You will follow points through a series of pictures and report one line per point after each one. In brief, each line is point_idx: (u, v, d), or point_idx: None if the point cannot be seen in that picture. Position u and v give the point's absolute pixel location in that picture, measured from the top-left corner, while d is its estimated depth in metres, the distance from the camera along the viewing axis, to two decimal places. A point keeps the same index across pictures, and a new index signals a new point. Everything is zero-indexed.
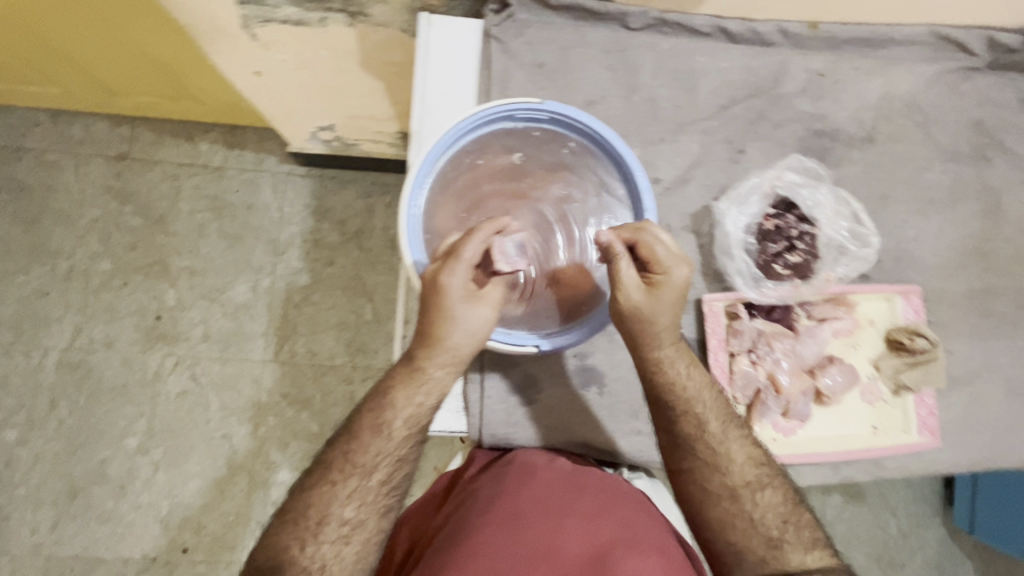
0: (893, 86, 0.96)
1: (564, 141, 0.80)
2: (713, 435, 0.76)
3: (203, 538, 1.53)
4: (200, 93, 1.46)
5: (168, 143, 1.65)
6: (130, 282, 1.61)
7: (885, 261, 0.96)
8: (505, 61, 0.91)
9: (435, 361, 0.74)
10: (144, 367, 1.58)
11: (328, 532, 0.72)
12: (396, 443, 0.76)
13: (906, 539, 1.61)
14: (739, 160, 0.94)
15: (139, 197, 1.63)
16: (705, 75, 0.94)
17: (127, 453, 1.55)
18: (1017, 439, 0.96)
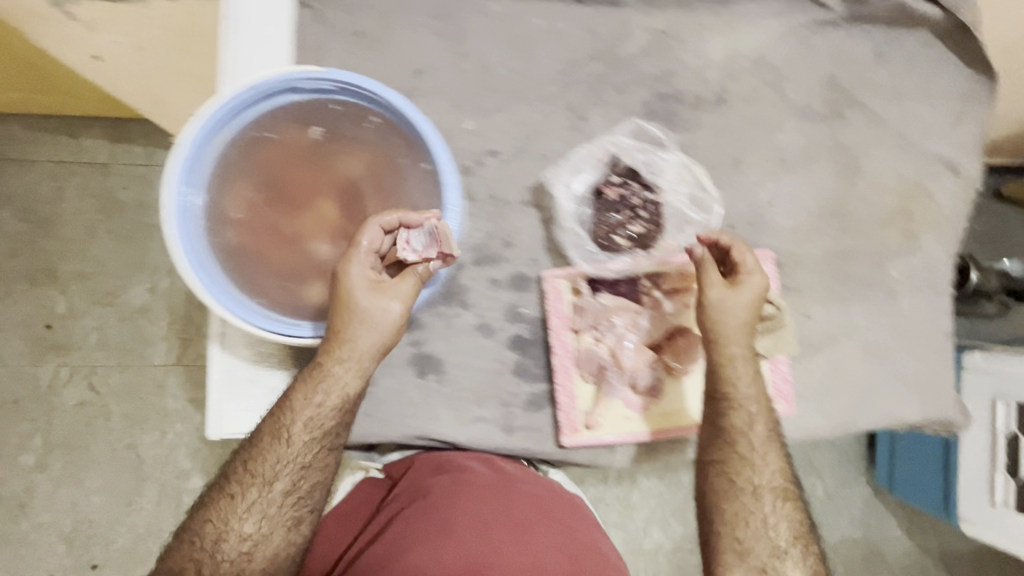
0: (739, 44, 0.93)
1: (363, 115, 0.73)
2: (756, 437, 0.77)
3: (112, 554, 1.46)
4: (74, 90, 1.30)
5: (46, 140, 1.49)
6: (12, 292, 1.46)
7: (738, 227, 0.93)
8: (319, 30, 0.83)
9: (337, 358, 0.68)
10: (35, 379, 1.46)
11: (225, 551, 0.67)
12: (299, 449, 0.69)
13: (832, 501, 1.49)
14: (582, 127, 0.88)
15: (18, 199, 1.48)
16: (541, 38, 0.89)
17: (22, 472, 1.44)
18: (873, 401, 0.96)
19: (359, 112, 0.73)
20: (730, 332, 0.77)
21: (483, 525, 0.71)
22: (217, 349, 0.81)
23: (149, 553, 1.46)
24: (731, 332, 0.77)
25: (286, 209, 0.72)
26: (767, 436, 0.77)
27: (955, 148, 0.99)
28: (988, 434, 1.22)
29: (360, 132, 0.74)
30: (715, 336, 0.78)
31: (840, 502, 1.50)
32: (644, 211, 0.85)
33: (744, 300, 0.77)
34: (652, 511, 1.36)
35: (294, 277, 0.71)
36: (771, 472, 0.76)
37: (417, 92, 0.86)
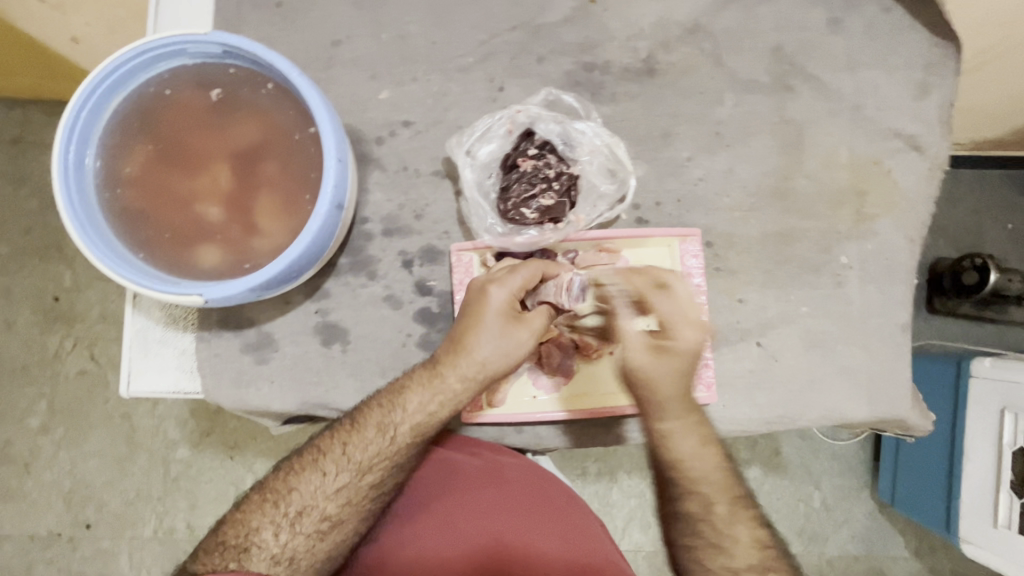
0: (672, 12, 0.89)
1: (255, 78, 0.73)
2: (720, 517, 0.70)
3: (104, 515, 1.54)
4: (73, 75, 1.37)
5: (58, 125, 1.57)
6: (25, 265, 1.56)
7: (665, 204, 0.88)
8: (239, 4, 0.86)
9: (457, 372, 0.73)
10: (43, 347, 1.55)
11: (304, 524, 0.72)
12: (397, 447, 0.73)
13: (829, 514, 1.39)
14: (498, 99, 0.87)
15: (32, 179, 1.56)
16: (461, 6, 0.87)
17: (29, 433, 1.55)
18: (816, 394, 0.88)
19: (255, 77, 0.73)
20: (660, 398, 0.72)
21: (490, 518, 0.79)
22: (129, 311, 0.83)
23: (137, 517, 1.54)
24: (664, 399, 0.71)
25: (177, 171, 0.73)
26: (732, 511, 0.71)
27: (919, 123, 0.90)
28: (994, 448, 1.11)
29: (253, 95, 0.73)
30: (643, 400, 0.73)
31: (835, 515, 1.39)
32: (558, 183, 0.82)
33: (673, 364, 0.72)
34: (631, 510, 1.34)
35: (180, 238, 0.72)
36: (745, 549, 0.69)
37: (334, 62, 0.86)
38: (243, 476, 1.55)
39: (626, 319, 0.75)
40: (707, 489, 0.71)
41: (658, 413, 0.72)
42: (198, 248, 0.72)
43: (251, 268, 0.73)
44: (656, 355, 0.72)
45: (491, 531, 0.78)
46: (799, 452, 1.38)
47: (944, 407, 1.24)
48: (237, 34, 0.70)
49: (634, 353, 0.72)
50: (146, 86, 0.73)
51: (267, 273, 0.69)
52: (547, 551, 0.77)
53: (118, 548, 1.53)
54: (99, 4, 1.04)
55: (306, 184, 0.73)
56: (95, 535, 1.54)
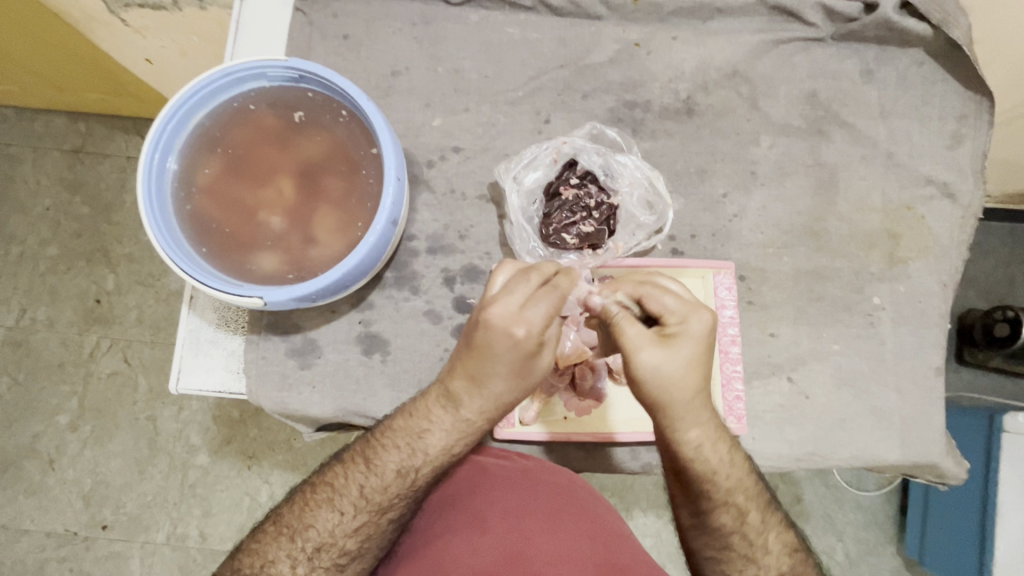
0: (711, 57, 0.94)
1: (327, 104, 0.79)
2: (752, 527, 0.71)
3: (121, 516, 1.56)
4: (138, 91, 1.47)
5: (119, 138, 1.68)
6: (74, 267, 1.64)
7: (701, 237, 0.91)
8: (309, 33, 0.93)
9: (476, 412, 0.67)
10: (80, 346, 1.62)
11: (323, 558, 0.72)
12: (420, 488, 0.72)
13: (852, 567, 1.34)
14: (544, 130, 0.92)
15: (88, 187, 1.67)
16: (513, 45, 0.94)
17: (58, 429, 1.59)
18: (846, 434, 0.88)
19: (329, 103, 0.79)
20: (679, 409, 0.65)
21: (520, 521, 0.76)
22: (185, 311, 0.87)
23: (153, 520, 1.56)
24: (686, 405, 0.65)
25: (247, 182, 0.78)
26: (763, 520, 0.72)
27: (951, 171, 0.93)
28: None
29: (327, 119, 0.79)
30: (664, 409, 0.65)
31: (861, 569, 1.35)
32: (598, 212, 0.86)
33: (693, 343, 0.64)
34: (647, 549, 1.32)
35: (240, 243, 0.77)
36: (775, 558, 0.72)
37: (392, 90, 0.93)
38: (261, 486, 1.57)
39: (626, 321, 0.66)
40: (740, 499, 0.70)
41: (677, 427, 0.66)
42: (258, 252, 0.77)
43: (294, 277, 0.77)
44: (669, 349, 0.64)
45: (519, 533, 0.75)
46: (822, 500, 1.35)
47: (976, 461, 1.21)
48: (321, 65, 0.76)
49: (649, 355, 0.63)
50: (231, 102, 0.79)
51: (319, 282, 0.74)
52: (574, 557, 0.72)
53: (131, 551, 1.55)
54: (177, 30, 1.12)
55: (365, 200, 0.78)
56: (110, 536, 1.55)
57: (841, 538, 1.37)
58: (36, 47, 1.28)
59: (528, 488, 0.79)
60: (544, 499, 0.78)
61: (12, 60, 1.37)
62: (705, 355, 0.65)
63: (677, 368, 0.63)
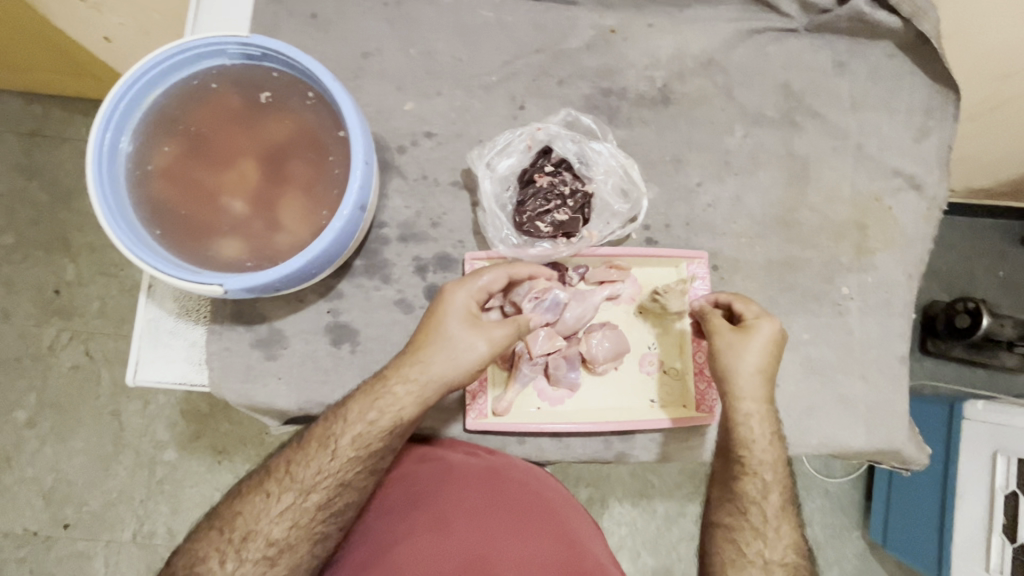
0: (688, 45, 0.93)
1: (293, 84, 0.76)
2: (771, 504, 0.76)
3: (84, 515, 1.51)
4: (99, 73, 1.42)
5: (78, 121, 1.61)
6: (31, 256, 1.57)
7: (674, 226, 0.91)
8: (274, 10, 0.90)
9: (401, 377, 0.74)
10: (39, 339, 1.55)
11: (250, 550, 0.72)
12: (341, 462, 0.73)
13: (820, 552, 1.38)
14: (518, 116, 0.90)
15: (46, 172, 1.59)
16: (488, 29, 0.92)
17: (15, 426, 1.53)
18: (815, 422, 0.90)
19: (295, 84, 0.76)
20: (740, 381, 0.77)
21: (482, 523, 0.76)
22: (144, 300, 0.83)
23: (118, 518, 1.51)
24: (744, 380, 0.77)
25: (208, 165, 0.75)
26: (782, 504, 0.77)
27: (918, 164, 0.95)
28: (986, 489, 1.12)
29: (294, 101, 0.76)
30: (724, 382, 0.79)
31: (828, 553, 1.38)
32: (572, 200, 0.85)
33: (757, 341, 0.77)
34: (622, 538, 1.33)
35: (198, 228, 0.74)
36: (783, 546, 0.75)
37: (363, 73, 0.90)
38: (231, 482, 1.54)
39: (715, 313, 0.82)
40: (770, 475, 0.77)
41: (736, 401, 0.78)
42: (218, 238, 0.74)
43: (252, 266, 0.74)
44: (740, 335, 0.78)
45: (481, 536, 0.75)
46: None
47: (937, 448, 1.25)
48: (289, 44, 0.73)
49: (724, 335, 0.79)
50: (191, 80, 0.75)
51: (281, 270, 0.71)
52: (535, 559, 0.73)
53: (94, 550, 1.50)
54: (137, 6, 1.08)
55: (332, 186, 0.75)
56: (72, 536, 1.50)
57: (810, 524, 1.40)
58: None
59: (494, 488, 0.78)
60: (509, 500, 0.78)
61: None
62: (771, 354, 0.78)
63: (744, 352, 0.77)
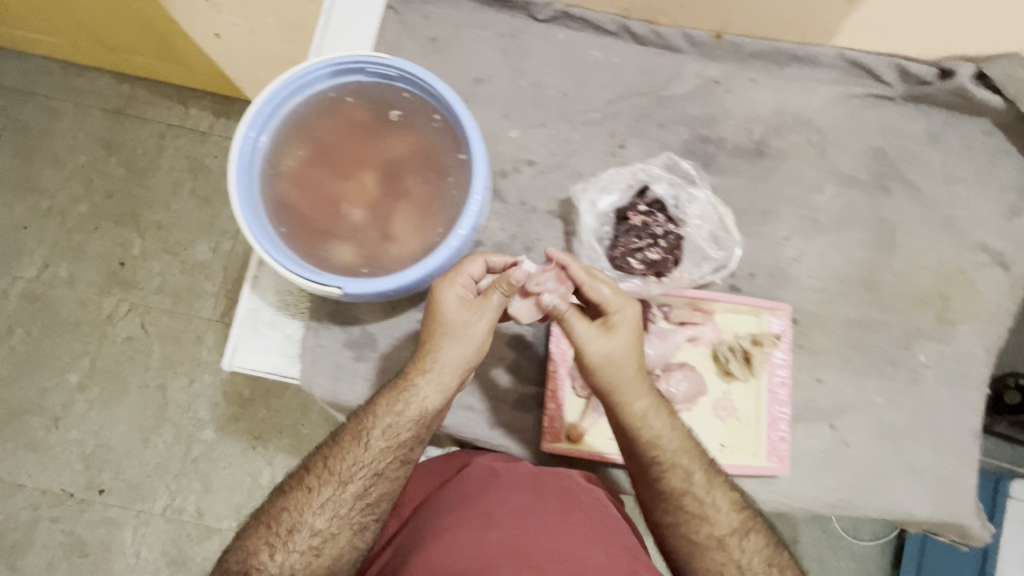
0: (788, 102, 0.96)
1: (422, 106, 0.80)
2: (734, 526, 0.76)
3: (120, 482, 1.57)
4: (189, 62, 1.54)
5: (160, 104, 1.74)
6: (101, 228, 1.68)
7: (758, 275, 0.93)
8: (399, 31, 0.95)
9: (419, 372, 0.75)
10: (98, 307, 1.65)
11: (297, 541, 0.74)
12: (374, 453, 0.76)
13: None
14: (618, 154, 0.94)
15: (124, 149, 1.73)
16: (596, 68, 0.95)
17: (67, 388, 1.61)
18: (881, 485, 0.90)
19: (424, 106, 0.80)
20: None
21: (525, 521, 0.74)
22: (247, 290, 0.87)
23: (151, 489, 1.56)
24: None
25: (332, 174, 0.80)
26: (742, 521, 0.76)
27: (1005, 242, 0.95)
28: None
29: (421, 122, 0.80)
30: None
31: None
32: (665, 240, 0.87)
33: None
34: None
35: (318, 232, 0.78)
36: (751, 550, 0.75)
37: (473, 97, 0.94)
38: (263, 468, 1.57)
39: None
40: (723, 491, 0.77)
41: None
42: (336, 242, 0.78)
43: (366, 272, 0.78)
44: None
45: (524, 533, 0.72)
46: (822, 546, 1.36)
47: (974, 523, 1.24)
48: (428, 70, 0.77)
49: None
50: (328, 92, 0.80)
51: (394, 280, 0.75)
52: (579, 558, 0.71)
53: (126, 518, 1.55)
54: (254, 8, 1.19)
55: (449, 205, 0.79)
56: (105, 501, 1.56)
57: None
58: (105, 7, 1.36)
59: (534, 490, 0.79)
60: (550, 502, 0.77)
61: (74, 13, 1.44)
62: None
63: None
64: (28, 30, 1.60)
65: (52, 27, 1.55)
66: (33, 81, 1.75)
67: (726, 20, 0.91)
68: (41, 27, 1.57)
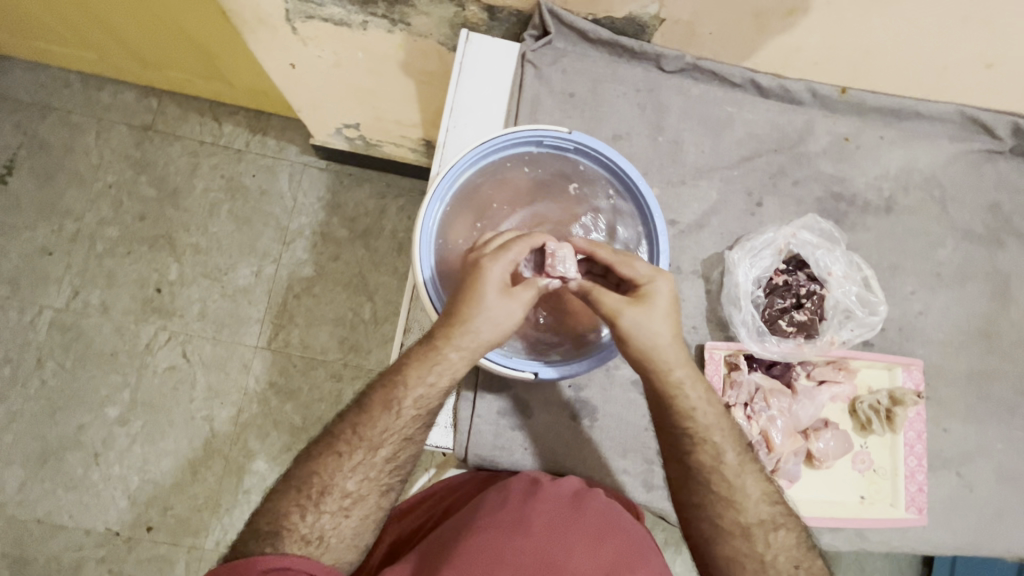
0: (914, 159, 0.99)
1: (595, 181, 0.82)
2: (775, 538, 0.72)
3: (169, 518, 1.49)
4: (231, 77, 1.45)
5: (192, 120, 1.65)
6: (135, 252, 1.59)
7: (889, 330, 0.96)
8: (537, 87, 0.93)
9: (454, 342, 0.69)
10: (135, 337, 1.56)
11: (328, 503, 0.70)
12: (404, 421, 0.72)
13: None
14: (756, 213, 0.94)
15: (155, 167, 1.63)
16: (729, 124, 0.96)
17: (105, 422, 1.52)
18: (1004, 527, 0.95)
19: (599, 183, 0.82)
20: None
21: (559, 534, 0.73)
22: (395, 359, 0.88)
23: (202, 524, 1.48)
24: None
25: None
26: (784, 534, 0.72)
27: None
28: None
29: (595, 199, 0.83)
30: None
31: None
32: (810, 302, 0.89)
33: None
34: None
35: None
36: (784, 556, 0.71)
37: None
38: None
39: None
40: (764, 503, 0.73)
41: None
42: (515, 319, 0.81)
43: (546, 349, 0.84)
44: None
45: (559, 545, 0.71)
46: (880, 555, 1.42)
47: None
48: (610, 149, 0.79)
49: None
50: (502, 163, 0.80)
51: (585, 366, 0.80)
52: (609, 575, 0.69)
53: (177, 555, 1.47)
54: (345, 44, 1.03)
55: None
56: (154, 539, 1.48)
57: None
58: (147, 24, 1.27)
59: (568, 505, 0.77)
60: (587, 518, 0.75)
61: (108, 28, 1.34)
62: None
63: None
64: (52, 43, 1.50)
65: (79, 40, 1.45)
66: (50, 94, 1.63)
67: (852, 77, 0.91)
68: (67, 39, 1.46)
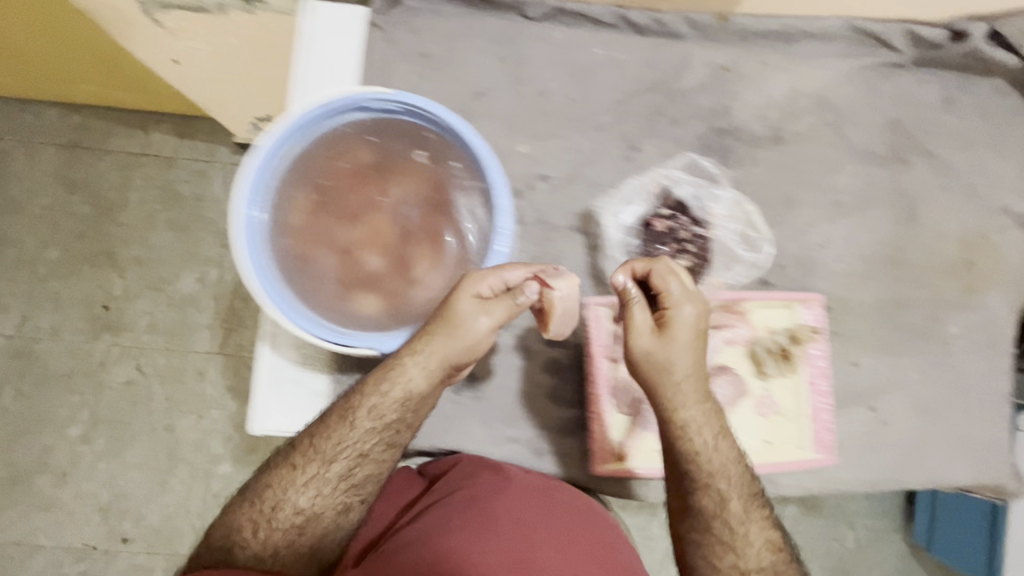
0: (801, 82, 0.92)
1: (439, 149, 0.76)
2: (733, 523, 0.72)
3: (143, 529, 1.44)
4: (153, 89, 1.34)
5: (119, 132, 1.51)
6: (77, 272, 1.49)
7: (787, 267, 0.91)
8: (388, 51, 0.88)
9: (415, 358, 0.69)
10: (90, 355, 1.47)
11: (279, 520, 0.70)
12: (359, 433, 0.70)
13: (867, 555, 1.36)
14: (633, 157, 0.90)
15: (88, 185, 1.50)
16: (601, 67, 0.90)
17: (70, 443, 1.46)
18: (922, 459, 0.91)
19: (443, 150, 0.76)
20: None
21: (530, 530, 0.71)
22: (265, 348, 0.82)
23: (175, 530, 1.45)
24: None
25: (348, 222, 0.75)
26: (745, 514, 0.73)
27: None
28: None
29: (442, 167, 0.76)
30: None
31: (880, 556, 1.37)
32: (692, 245, 0.88)
33: None
34: None
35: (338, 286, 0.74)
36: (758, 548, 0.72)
37: (475, 114, 0.89)
38: None
39: None
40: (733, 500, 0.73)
41: None
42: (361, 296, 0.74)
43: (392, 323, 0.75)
44: None
45: (527, 542, 0.70)
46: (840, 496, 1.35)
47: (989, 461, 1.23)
48: (440, 107, 0.73)
49: None
50: (332, 136, 0.75)
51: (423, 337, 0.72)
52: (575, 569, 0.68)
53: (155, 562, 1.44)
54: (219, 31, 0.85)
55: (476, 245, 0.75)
56: (131, 550, 1.44)
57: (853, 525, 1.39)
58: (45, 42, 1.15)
59: (538, 496, 0.76)
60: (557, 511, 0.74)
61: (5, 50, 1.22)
62: None
63: None
64: None
65: None
66: None
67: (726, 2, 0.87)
68: None
